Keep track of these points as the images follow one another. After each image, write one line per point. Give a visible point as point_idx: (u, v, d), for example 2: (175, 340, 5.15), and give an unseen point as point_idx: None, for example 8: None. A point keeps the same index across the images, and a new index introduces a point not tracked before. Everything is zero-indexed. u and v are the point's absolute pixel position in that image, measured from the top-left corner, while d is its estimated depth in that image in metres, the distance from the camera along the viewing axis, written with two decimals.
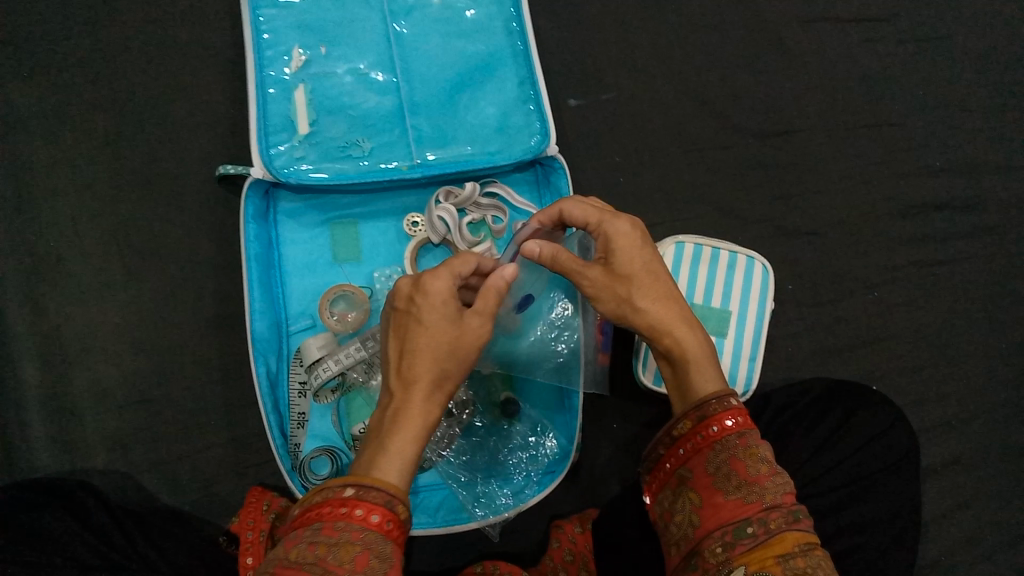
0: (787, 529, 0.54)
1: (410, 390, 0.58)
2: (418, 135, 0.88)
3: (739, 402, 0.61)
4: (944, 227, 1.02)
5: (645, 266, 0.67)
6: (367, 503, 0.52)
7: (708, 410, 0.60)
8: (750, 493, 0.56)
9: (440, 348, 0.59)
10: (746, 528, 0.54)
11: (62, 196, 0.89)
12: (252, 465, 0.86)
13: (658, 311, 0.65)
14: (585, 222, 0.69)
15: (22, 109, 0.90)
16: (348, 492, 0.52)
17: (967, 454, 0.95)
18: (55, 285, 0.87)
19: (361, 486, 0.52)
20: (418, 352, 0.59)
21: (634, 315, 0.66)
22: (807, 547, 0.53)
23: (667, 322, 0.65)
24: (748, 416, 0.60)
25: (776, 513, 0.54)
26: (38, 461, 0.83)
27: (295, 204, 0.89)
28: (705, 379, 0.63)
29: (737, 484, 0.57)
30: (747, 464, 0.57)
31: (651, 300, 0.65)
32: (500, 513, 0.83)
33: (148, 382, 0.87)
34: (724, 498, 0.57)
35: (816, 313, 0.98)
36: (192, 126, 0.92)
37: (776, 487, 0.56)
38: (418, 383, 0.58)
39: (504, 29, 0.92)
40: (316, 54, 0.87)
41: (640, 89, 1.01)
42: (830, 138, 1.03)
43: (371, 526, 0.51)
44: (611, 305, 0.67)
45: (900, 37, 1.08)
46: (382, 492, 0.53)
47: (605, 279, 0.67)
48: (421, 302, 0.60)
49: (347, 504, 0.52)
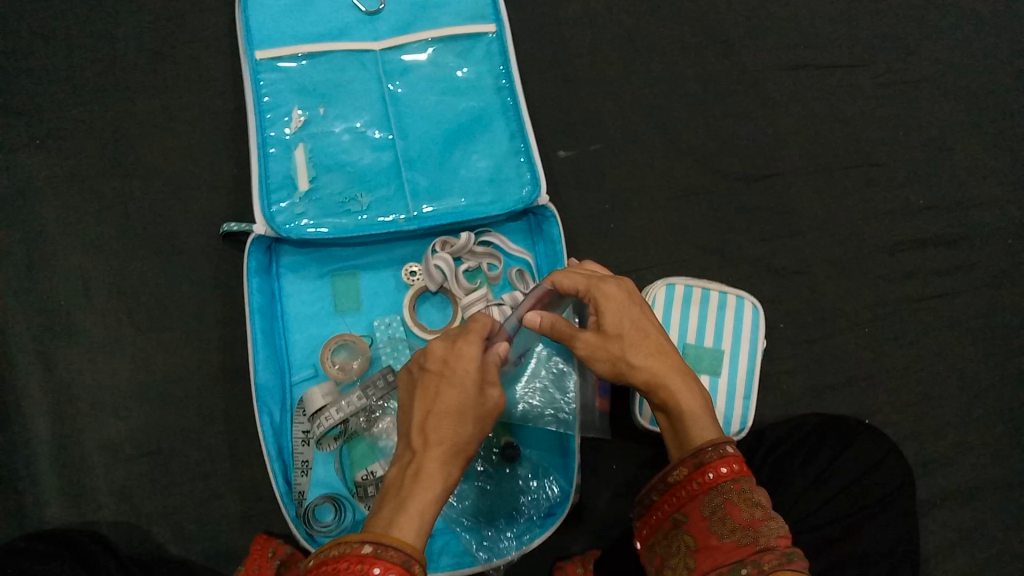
0: (780, 569, 0.55)
1: (432, 449, 0.59)
2: (414, 188, 0.92)
3: (735, 449, 0.62)
4: (930, 264, 1.04)
5: (635, 324, 0.69)
6: (385, 561, 0.52)
7: (704, 456, 0.62)
8: (744, 536, 0.58)
9: (466, 413, 0.61)
10: (741, 569, 0.56)
11: (72, 256, 0.92)
12: (258, 513, 0.87)
13: (653, 364, 0.67)
14: (575, 291, 0.70)
15: (33, 175, 0.94)
16: (367, 549, 0.53)
17: (965, 487, 0.95)
18: (65, 341, 0.90)
19: (380, 544, 0.53)
20: (442, 415, 0.61)
21: (629, 372, 0.68)
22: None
23: (660, 373, 0.67)
24: (744, 463, 0.61)
25: (768, 554, 0.56)
26: (47, 514, 0.84)
27: (297, 258, 0.92)
28: (700, 425, 0.65)
29: (732, 527, 0.59)
30: (741, 508, 0.59)
31: (644, 355, 0.68)
32: (504, 556, 0.85)
33: (155, 434, 0.89)
34: (720, 540, 0.59)
35: (808, 351, 1.00)
36: (197, 186, 0.96)
37: (770, 531, 0.57)
38: (441, 443, 0.60)
39: (494, 87, 0.96)
40: (314, 114, 0.91)
41: (628, 139, 1.05)
42: (814, 181, 1.06)
43: None
44: (607, 363, 0.69)
45: (877, 82, 1.12)
46: (400, 552, 0.53)
47: (597, 340, 0.69)
48: (454, 366, 0.63)
49: (365, 561, 0.52)
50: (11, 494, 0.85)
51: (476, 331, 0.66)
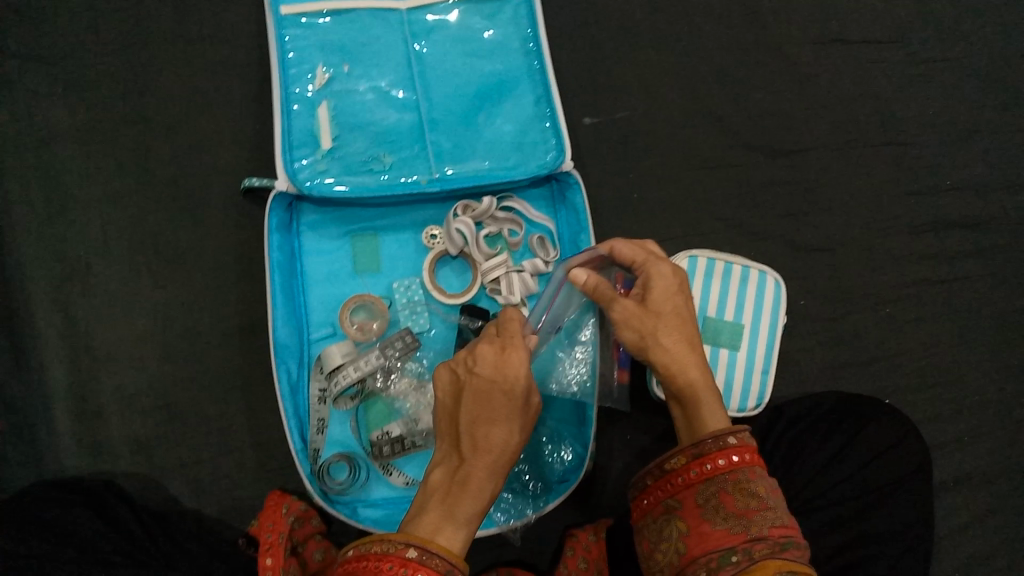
0: (770, 557, 0.54)
1: (481, 458, 0.59)
2: (437, 150, 0.91)
3: (739, 440, 0.61)
4: (956, 246, 1.03)
5: (677, 311, 0.69)
6: (427, 569, 0.52)
7: (703, 447, 0.61)
8: (736, 525, 0.57)
9: (514, 422, 0.60)
10: (731, 556, 0.56)
11: (91, 207, 0.92)
12: (273, 470, 0.88)
13: (679, 351, 0.67)
14: (631, 261, 0.72)
15: (54, 123, 0.93)
16: (411, 554, 0.53)
17: (979, 471, 0.95)
18: (84, 291, 0.90)
19: (425, 550, 0.53)
20: (490, 419, 0.60)
21: (654, 351, 0.67)
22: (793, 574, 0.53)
23: (683, 363, 0.66)
24: (745, 455, 0.61)
25: (761, 543, 0.55)
26: (65, 463, 0.85)
27: (317, 217, 0.92)
28: (712, 417, 0.64)
29: (726, 515, 0.58)
30: (736, 498, 0.59)
31: (675, 340, 0.67)
32: (522, 517, 0.85)
33: (172, 387, 0.89)
34: (712, 527, 0.58)
35: (826, 329, 0.99)
36: (219, 140, 0.95)
37: (764, 521, 0.57)
38: (489, 452, 0.59)
39: (521, 50, 0.95)
40: (339, 72, 0.90)
41: (654, 108, 1.03)
42: (840, 157, 1.05)
43: None
44: (634, 336, 0.68)
45: (910, 60, 1.10)
46: (444, 561, 0.53)
47: (635, 311, 0.68)
48: (506, 373, 0.61)
49: (408, 567, 0.52)
50: (28, 441, 0.85)
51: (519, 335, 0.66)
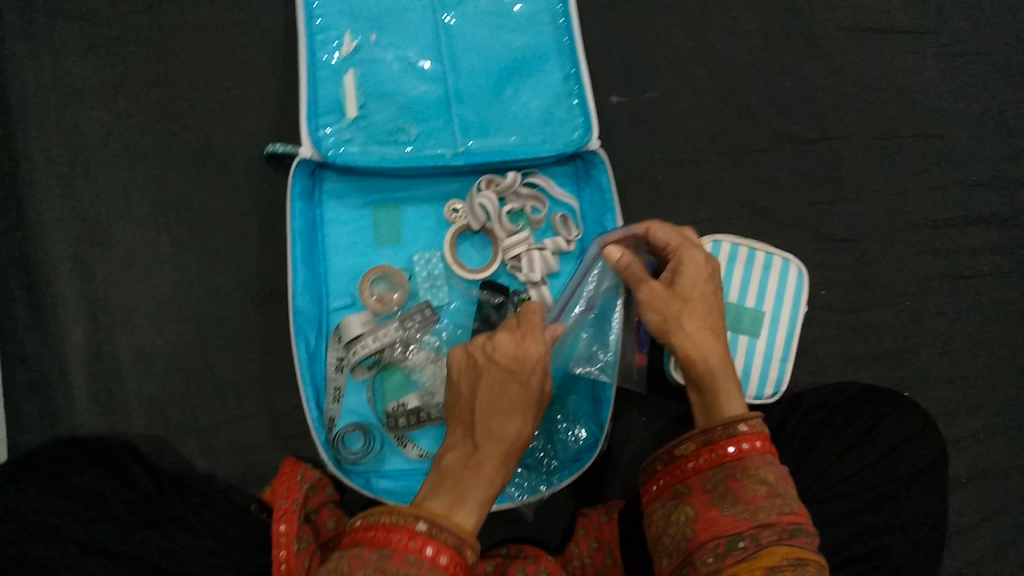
0: (777, 544, 0.54)
1: (496, 446, 0.58)
2: (463, 123, 0.90)
3: (752, 426, 0.60)
4: (979, 242, 1.02)
5: (703, 297, 0.68)
6: (439, 543, 0.51)
7: (713, 435, 0.60)
8: (744, 511, 0.57)
9: (529, 412, 0.60)
10: (738, 542, 0.55)
11: (113, 165, 0.91)
12: (288, 437, 0.88)
13: (702, 339, 0.65)
14: (666, 244, 0.71)
15: (78, 79, 0.92)
16: (422, 526, 0.52)
17: (993, 468, 0.95)
18: (103, 250, 0.89)
19: (436, 524, 0.52)
20: (506, 410, 0.60)
21: (676, 335, 0.66)
22: (798, 562, 0.53)
23: (704, 350, 0.65)
24: (758, 443, 0.59)
25: (768, 530, 0.55)
26: (80, 420, 0.85)
27: (339, 185, 0.91)
28: (729, 404, 0.63)
29: (734, 501, 0.57)
30: (744, 484, 0.58)
31: (699, 326, 0.66)
32: (536, 493, 0.86)
33: (189, 349, 0.89)
34: (720, 512, 0.58)
35: (846, 320, 0.99)
36: (243, 104, 0.94)
37: (772, 507, 0.56)
38: (505, 441, 0.58)
39: (550, 25, 0.94)
40: (366, 41, 0.89)
41: (682, 90, 1.02)
42: (867, 147, 1.04)
43: (439, 566, 0.51)
44: (658, 319, 0.67)
45: (943, 51, 1.08)
46: (455, 535, 0.52)
47: (662, 294, 0.67)
48: (523, 364, 0.61)
49: (419, 538, 0.51)
50: (44, 398, 0.85)
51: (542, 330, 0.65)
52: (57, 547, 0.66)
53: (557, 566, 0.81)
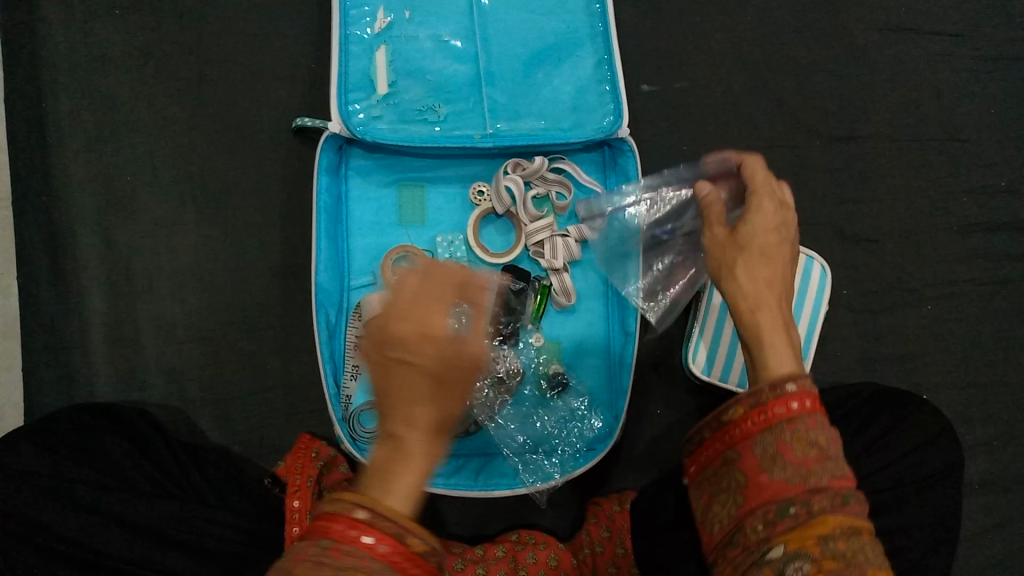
0: (832, 511, 0.46)
1: (409, 428, 0.47)
2: (492, 106, 0.89)
3: (801, 382, 0.51)
4: (1005, 248, 1.01)
5: (765, 248, 0.60)
6: (377, 530, 0.43)
7: (760, 396, 0.51)
8: (796, 475, 0.48)
9: (439, 387, 0.47)
10: (788, 509, 0.47)
11: (140, 132, 0.91)
12: (305, 411, 0.88)
13: (757, 286, 0.57)
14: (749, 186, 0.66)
15: (108, 44, 0.91)
16: (360, 512, 0.43)
17: (1008, 476, 0.94)
18: (127, 217, 0.89)
19: (374, 508, 0.44)
20: (414, 388, 0.47)
21: (727, 283, 0.59)
22: (854, 531, 0.45)
23: (757, 301, 0.56)
24: (811, 399, 0.50)
25: (821, 494, 0.47)
26: (98, 386, 0.85)
27: (366, 162, 0.90)
28: (779, 360, 0.53)
29: (783, 465, 0.49)
30: (795, 446, 0.49)
31: (750, 275, 0.58)
32: (548, 480, 0.85)
33: (209, 320, 0.89)
34: (768, 477, 0.49)
35: (867, 320, 0.98)
36: (273, 75, 0.93)
37: (826, 471, 0.48)
38: (418, 420, 0.47)
39: (585, 10, 0.92)
40: (399, 17, 0.88)
41: (713, 83, 1.02)
42: (898, 148, 1.03)
43: (380, 558, 0.42)
44: (715, 265, 0.61)
45: (979, 54, 1.06)
46: (396, 522, 0.44)
47: (724, 240, 0.61)
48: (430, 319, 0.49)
49: (355, 527, 0.43)
50: (64, 362, 0.85)
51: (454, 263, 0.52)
52: (86, 515, 0.67)
53: (567, 553, 0.82)
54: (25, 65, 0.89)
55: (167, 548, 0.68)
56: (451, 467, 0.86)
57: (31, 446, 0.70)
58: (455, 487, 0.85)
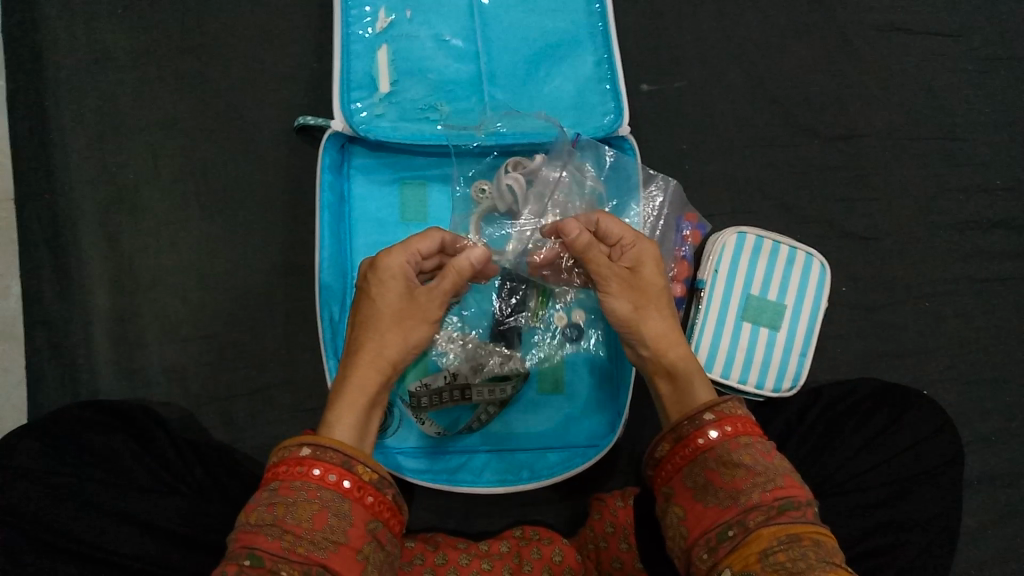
0: (765, 525, 0.51)
1: (354, 362, 0.64)
2: (494, 104, 0.89)
3: (714, 411, 0.59)
4: (1001, 246, 1.02)
5: (661, 294, 0.71)
6: (324, 463, 0.53)
7: (681, 431, 0.59)
8: (727, 498, 0.54)
9: (381, 327, 0.65)
10: (727, 531, 0.53)
11: (143, 130, 0.91)
12: (308, 408, 0.88)
13: (667, 328, 0.69)
14: (619, 238, 0.73)
15: (111, 43, 0.92)
16: (306, 452, 0.53)
17: (1006, 471, 0.95)
18: (130, 215, 0.89)
19: (318, 447, 0.53)
20: (363, 328, 0.66)
21: (643, 330, 0.69)
22: (792, 539, 0.50)
23: (673, 340, 0.68)
24: (734, 424, 0.58)
25: (755, 512, 0.52)
26: (101, 383, 0.85)
27: (368, 161, 0.91)
28: (698, 389, 0.65)
29: (715, 491, 0.55)
30: (721, 472, 0.56)
31: (662, 320, 0.69)
32: (551, 475, 0.87)
33: (213, 318, 0.89)
34: (705, 505, 0.55)
35: (866, 317, 0.99)
36: (276, 75, 0.94)
37: (754, 488, 0.54)
38: (361, 353, 0.64)
39: (585, 10, 0.92)
40: (401, 17, 0.89)
41: (712, 83, 1.03)
42: (894, 146, 1.04)
43: (328, 484, 0.52)
44: (624, 318, 0.69)
45: (975, 55, 1.07)
46: (340, 453, 0.53)
47: (627, 290, 0.70)
48: (373, 276, 0.67)
49: (305, 464, 0.52)
50: (66, 360, 0.85)
51: (421, 243, 0.69)
52: (91, 512, 0.66)
53: (571, 549, 0.82)
54: (28, 65, 0.90)
55: (177, 547, 0.68)
56: (450, 466, 0.87)
57: (33, 441, 0.69)
58: (455, 483, 0.86)
